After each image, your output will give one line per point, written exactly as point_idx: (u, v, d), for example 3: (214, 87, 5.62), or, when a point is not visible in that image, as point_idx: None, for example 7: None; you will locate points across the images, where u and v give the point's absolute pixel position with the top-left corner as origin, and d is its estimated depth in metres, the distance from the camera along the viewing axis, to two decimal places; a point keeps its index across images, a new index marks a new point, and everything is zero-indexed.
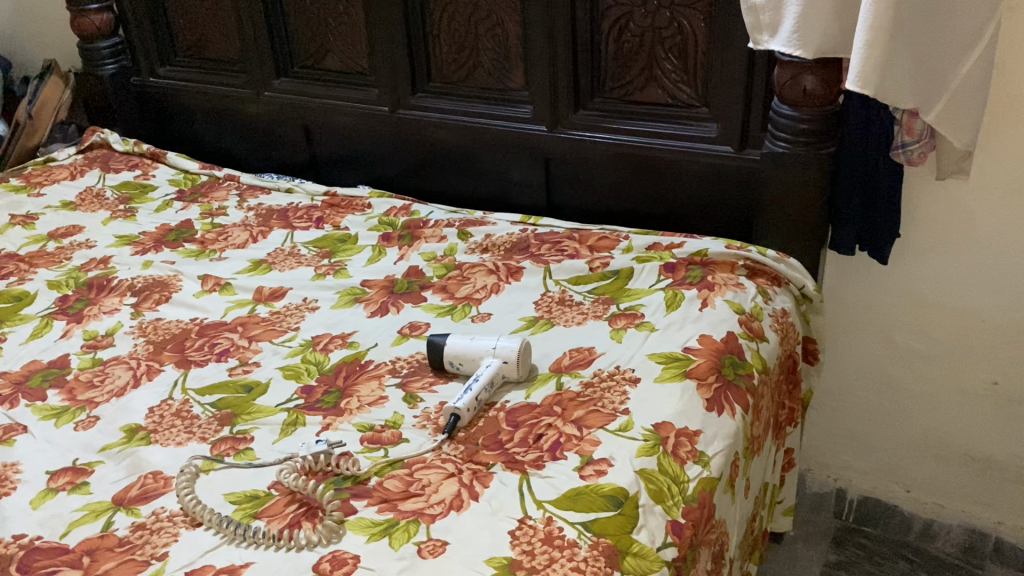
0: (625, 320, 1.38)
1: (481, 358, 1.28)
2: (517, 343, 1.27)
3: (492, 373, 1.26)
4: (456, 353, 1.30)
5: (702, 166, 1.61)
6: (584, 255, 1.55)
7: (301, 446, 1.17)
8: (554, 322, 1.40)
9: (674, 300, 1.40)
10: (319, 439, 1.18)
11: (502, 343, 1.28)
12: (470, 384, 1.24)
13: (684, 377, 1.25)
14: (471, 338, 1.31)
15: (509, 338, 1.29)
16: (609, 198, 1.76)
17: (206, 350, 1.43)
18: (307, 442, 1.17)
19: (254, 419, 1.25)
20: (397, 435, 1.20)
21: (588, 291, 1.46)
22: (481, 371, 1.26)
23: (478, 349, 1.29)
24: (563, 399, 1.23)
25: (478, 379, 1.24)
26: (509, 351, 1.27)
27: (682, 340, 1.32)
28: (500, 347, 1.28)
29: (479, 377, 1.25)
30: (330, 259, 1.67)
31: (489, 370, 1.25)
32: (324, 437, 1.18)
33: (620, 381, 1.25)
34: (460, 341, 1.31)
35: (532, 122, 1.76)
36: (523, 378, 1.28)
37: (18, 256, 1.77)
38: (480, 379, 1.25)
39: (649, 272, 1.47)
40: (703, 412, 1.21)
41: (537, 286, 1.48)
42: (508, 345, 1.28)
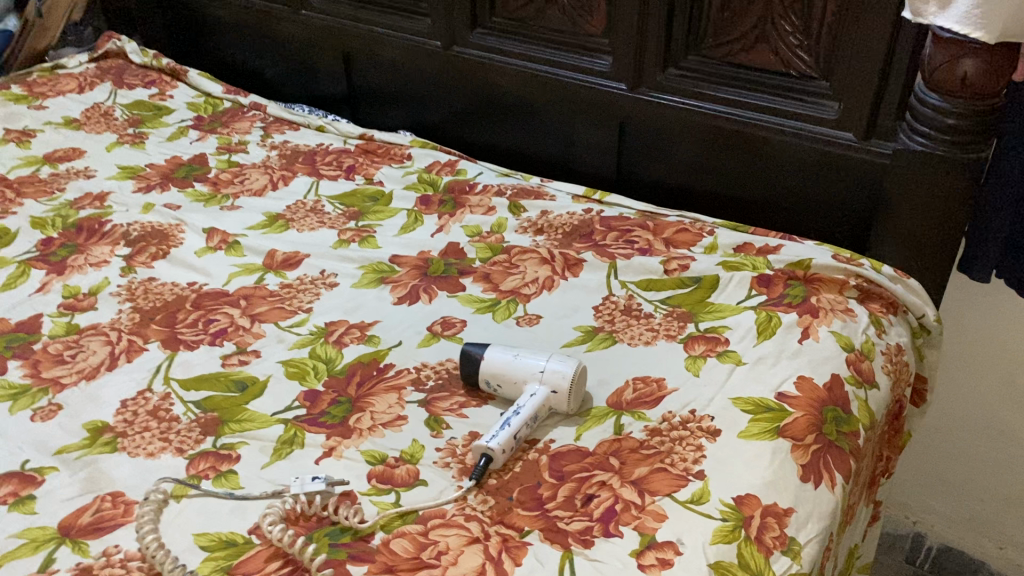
0: (704, 345, 1.12)
1: (525, 382, 1.04)
2: (572, 367, 1.03)
3: (538, 404, 1.01)
4: (494, 373, 1.06)
5: (813, 153, 1.33)
6: (657, 251, 1.29)
7: (293, 481, 0.94)
8: (616, 338, 1.14)
9: (768, 326, 1.14)
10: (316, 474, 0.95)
11: (554, 365, 1.04)
12: (510, 415, 1.00)
13: (775, 434, 1.00)
14: (514, 354, 1.06)
15: (563, 359, 1.05)
16: (690, 175, 1.48)
17: (200, 328, 1.20)
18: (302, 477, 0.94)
19: (244, 432, 1.02)
20: (413, 475, 0.97)
21: (661, 301, 1.20)
22: (524, 399, 1.02)
23: (523, 369, 1.04)
24: (622, 451, 0.98)
25: (519, 411, 1.00)
26: (562, 378, 1.02)
27: (775, 383, 1.06)
28: (550, 371, 1.03)
29: (521, 407, 1.01)
30: (357, 221, 1.43)
31: (535, 401, 1.01)
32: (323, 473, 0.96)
33: (695, 433, 1.00)
34: (500, 357, 1.06)
35: (611, 77, 1.48)
36: (575, 412, 1.04)
37: (7, 181, 1.55)
38: (522, 411, 1.01)
39: (737, 284, 1.21)
40: (795, 484, 0.96)
41: (598, 287, 1.23)
42: (561, 370, 1.03)
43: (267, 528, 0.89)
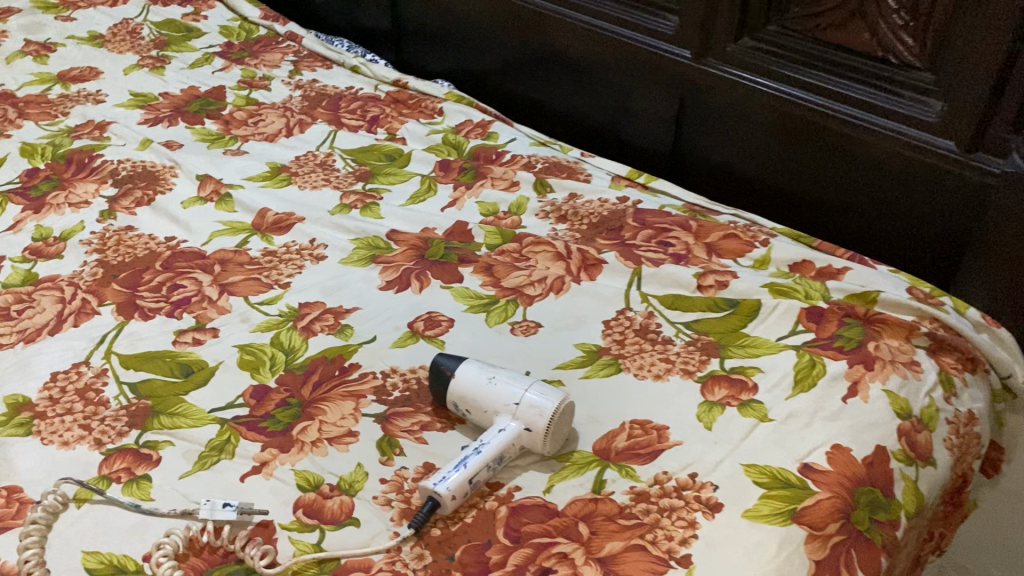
0: (725, 390, 0.93)
1: (497, 412, 0.87)
2: (554, 404, 0.85)
3: (506, 443, 0.85)
4: (463, 396, 0.89)
5: (901, 160, 1.09)
6: (695, 259, 1.08)
7: (204, 502, 0.81)
8: (622, 365, 0.96)
9: (808, 375, 0.93)
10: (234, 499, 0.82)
11: (534, 398, 0.87)
12: (470, 452, 0.85)
13: (788, 519, 0.81)
14: (490, 374, 0.89)
15: (546, 389, 0.87)
16: (755, 165, 1.27)
17: (162, 293, 1.07)
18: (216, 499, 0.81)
19: (173, 431, 0.90)
20: (346, 512, 0.82)
21: (686, 324, 1.00)
22: (491, 434, 0.86)
23: (497, 397, 0.88)
24: (595, 516, 0.82)
25: (481, 449, 0.84)
26: (539, 416, 0.85)
27: (802, 452, 0.87)
28: (528, 404, 0.86)
29: (485, 443, 0.85)
30: (365, 183, 1.27)
31: (502, 439, 0.85)
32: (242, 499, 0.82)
33: (688, 506, 0.82)
34: (474, 376, 0.90)
35: (675, 42, 1.27)
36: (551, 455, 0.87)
37: (13, 99, 1.45)
38: (485, 449, 0.84)
39: (781, 315, 1.00)
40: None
41: (615, 297, 1.04)
42: (540, 405, 0.86)
43: (155, 558, 0.77)
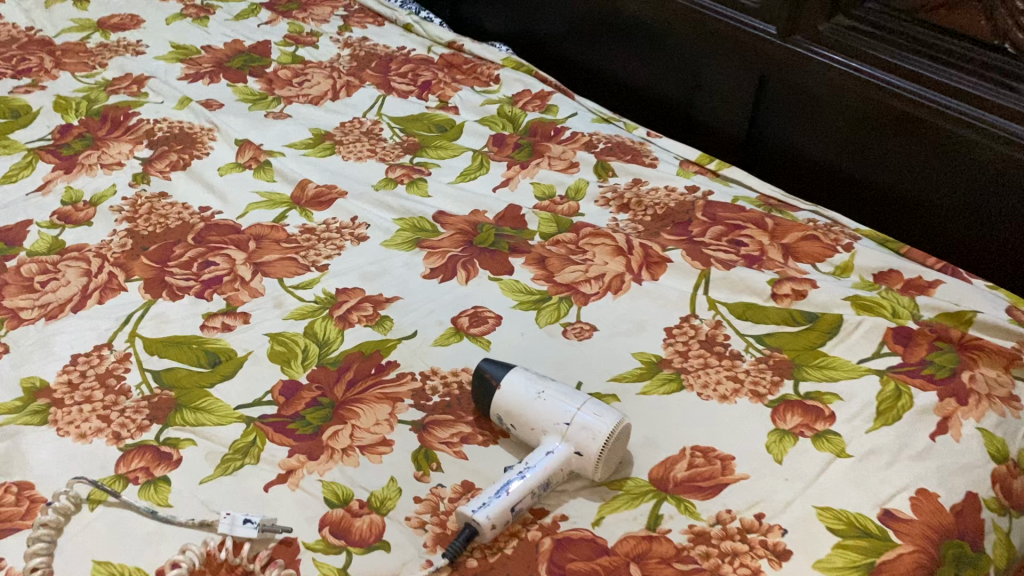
0: (799, 418, 0.84)
1: (546, 431, 0.79)
2: (608, 426, 0.77)
3: (553, 466, 0.77)
4: (508, 410, 0.81)
5: (1009, 163, 0.97)
6: (770, 262, 0.98)
7: (224, 514, 0.75)
8: (685, 381, 0.87)
9: (892, 406, 0.84)
10: (257, 514, 0.76)
11: (587, 418, 0.79)
12: (513, 475, 0.77)
13: (865, 572, 0.72)
14: (539, 389, 0.82)
15: (600, 408, 0.79)
16: (840, 156, 1.15)
17: (192, 270, 1.01)
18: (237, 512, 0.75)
19: (196, 428, 0.83)
20: (376, 533, 0.76)
21: (756, 338, 0.91)
22: (538, 455, 0.78)
23: (547, 415, 0.80)
24: (649, 558, 0.74)
25: (525, 473, 0.76)
26: (591, 439, 0.77)
27: (883, 495, 0.78)
28: (580, 425, 0.78)
29: (531, 466, 0.77)
30: (413, 156, 1.19)
31: (550, 462, 0.77)
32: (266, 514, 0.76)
33: (753, 551, 0.74)
34: (521, 389, 0.82)
35: (760, 16, 1.15)
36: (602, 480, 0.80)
37: (50, 46, 1.39)
38: (530, 473, 0.77)
39: (864, 334, 0.90)
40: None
41: (679, 302, 0.94)
42: (593, 427, 0.78)
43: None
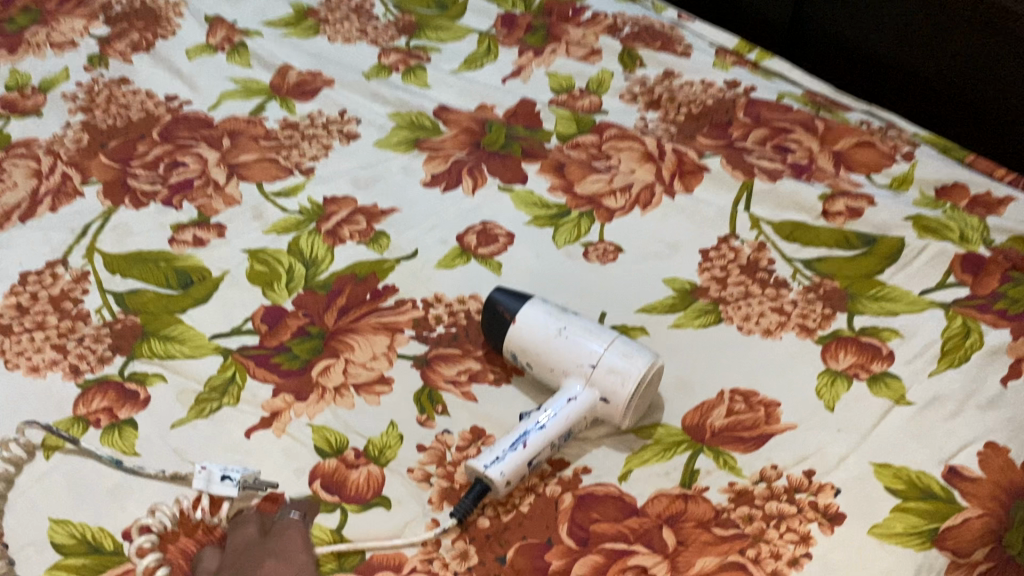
0: (853, 357, 0.74)
1: (567, 373, 0.70)
2: (639, 370, 0.67)
3: (576, 415, 0.68)
4: (525, 347, 0.71)
5: None
6: (819, 173, 0.87)
7: (200, 467, 0.65)
8: (723, 313, 0.77)
9: (959, 346, 0.74)
10: (238, 466, 0.66)
11: (614, 360, 0.68)
12: (530, 424, 0.67)
13: (927, 540, 0.64)
14: (559, 324, 0.71)
15: (629, 348, 0.69)
16: (895, 46, 1.00)
17: (158, 172, 0.88)
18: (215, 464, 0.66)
19: (166, 362, 0.73)
20: (374, 488, 0.66)
21: (805, 263, 0.80)
22: (558, 402, 0.68)
23: (568, 355, 0.70)
24: (683, 521, 0.65)
25: (544, 424, 0.67)
26: (620, 385, 0.67)
27: (948, 450, 0.69)
28: (607, 367, 0.68)
29: (550, 414, 0.67)
30: (410, 38, 1.05)
31: (572, 411, 0.67)
32: (248, 467, 0.67)
33: (801, 514, 0.65)
34: (539, 325, 0.71)
35: None
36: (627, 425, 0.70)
37: None
38: (550, 423, 0.67)
39: (929, 262, 0.79)
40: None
41: (717, 220, 0.83)
42: (622, 370, 0.68)
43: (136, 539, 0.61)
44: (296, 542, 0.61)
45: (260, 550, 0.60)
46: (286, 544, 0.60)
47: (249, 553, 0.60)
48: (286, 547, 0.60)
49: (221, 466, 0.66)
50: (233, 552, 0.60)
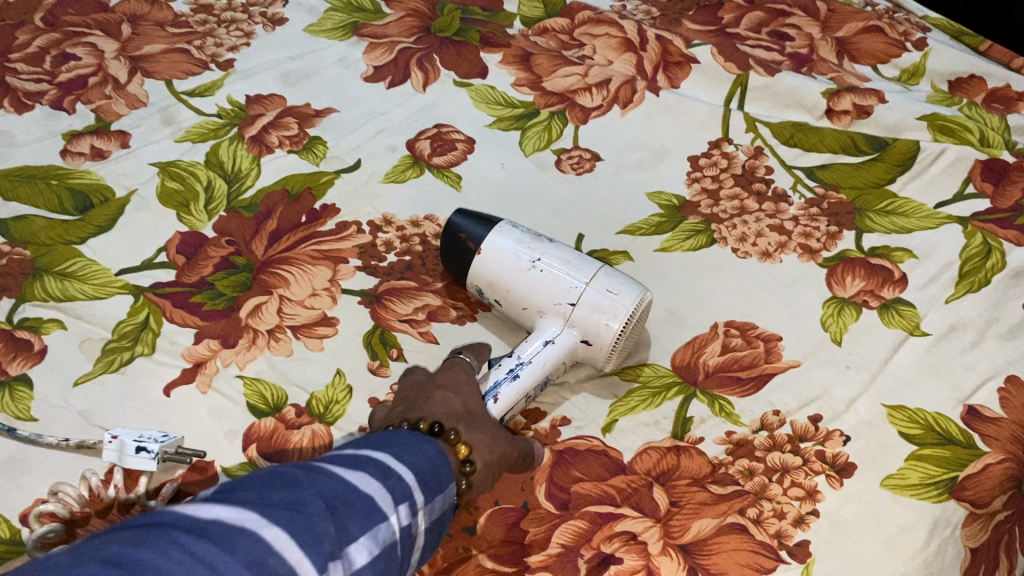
0: (861, 282, 0.65)
1: (543, 312, 0.61)
2: (626, 310, 0.59)
3: (554, 362, 0.60)
4: (493, 283, 0.62)
5: None
6: (821, 64, 0.77)
7: (109, 437, 0.54)
8: (716, 234, 0.68)
9: (980, 267, 0.66)
10: (156, 432, 0.55)
11: (597, 298, 0.60)
12: (502, 374, 0.58)
13: (944, 492, 0.56)
14: (532, 255, 0.61)
15: (614, 281, 0.60)
16: None
17: (44, 67, 0.74)
18: (127, 431, 0.55)
19: (64, 305, 0.61)
20: (320, 451, 0.57)
21: (808, 171, 0.71)
22: (534, 347, 0.60)
23: (544, 292, 0.61)
24: (676, 478, 0.57)
25: (518, 374, 0.58)
26: (604, 327, 0.59)
27: (967, 387, 0.61)
28: (588, 307, 0.60)
29: (524, 361, 0.59)
30: None
31: (549, 358, 0.59)
32: (168, 433, 0.56)
33: (807, 466, 0.58)
34: (508, 257, 0.61)
35: None
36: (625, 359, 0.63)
37: None
38: (525, 372, 0.58)
39: (945, 170, 0.70)
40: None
41: (709, 121, 0.74)
42: (607, 310, 0.59)
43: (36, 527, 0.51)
44: (462, 378, 0.54)
45: (427, 385, 0.52)
46: (456, 379, 0.54)
47: (414, 391, 0.52)
48: (457, 383, 0.53)
49: (135, 433, 0.55)
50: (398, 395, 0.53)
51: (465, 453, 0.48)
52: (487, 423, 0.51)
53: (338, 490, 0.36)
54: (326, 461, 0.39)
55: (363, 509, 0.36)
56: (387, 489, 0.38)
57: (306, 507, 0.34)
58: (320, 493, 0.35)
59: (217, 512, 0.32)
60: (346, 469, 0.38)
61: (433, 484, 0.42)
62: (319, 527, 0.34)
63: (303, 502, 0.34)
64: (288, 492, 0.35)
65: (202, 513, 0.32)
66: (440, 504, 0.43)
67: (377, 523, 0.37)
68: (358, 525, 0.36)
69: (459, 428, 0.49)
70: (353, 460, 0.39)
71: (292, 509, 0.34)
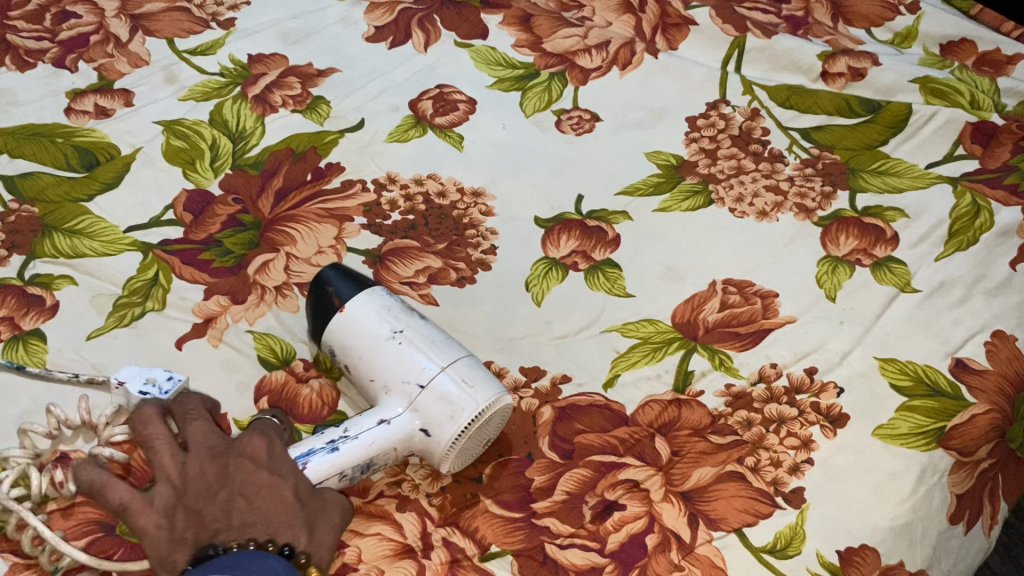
0: (855, 241, 0.67)
1: (389, 388, 0.57)
2: (476, 405, 0.55)
3: (384, 444, 0.55)
4: (346, 347, 0.58)
5: None
6: (817, 27, 0.79)
7: (115, 382, 0.55)
8: (714, 194, 0.69)
9: (969, 225, 0.68)
10: (162, 373, 0.55)
11: (448, 386, 0.56)
12: (320, 443, 0.55)
13: (932, 441, 0.59)
14: (394, 326, 0.58)
15: (471, 373, 0.56)
16: None
17: (47, 25, 0.74)
18: (133, 374, 0.55)
19: (74, 262, 0.62)
20: (328, 404, 0.59)
21: (804, 133, 0.73)
22: (365, 423, 0.55)
23: (395, 367, 0.57)
24: (677, 429, 0.59)
25: (337, 446, 0.54)
26: (445, 420, 0.55)
27: (955, 341, 0.63)
28: (436, 393, 0.56)
29: (349, 436, 0.55)
30: None
31: (377, 438, 0.55)
32: (174, 371, 0.56)
33: (802, 417, 0.60)
34: (368, 322, 0.58)
35: None
36: (499, 427, 0.58)
37: None
38: (346, 447, 0.55)
39: (936, 132, 0.72)
40: (940, 529, 0.57)
41: (707, 83, 0.76)
42: (455, 402, 0.55)
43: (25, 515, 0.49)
44: (273, 444, 0.52)
45: (241, 462, 0.51)
46: (268, 449, 0.52)
47: (226, 469, 0.51)
48: (273, 457, 0.52)
49: (141, 377, 0.55)
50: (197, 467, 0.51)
51: (316, 574, 0.49)
52: (324, 510, 0.52)
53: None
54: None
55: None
56: None
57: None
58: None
59: None
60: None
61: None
62: None
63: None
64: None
65: None
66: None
67: None
68: None
69: (303, 538, 0.50)
70: None
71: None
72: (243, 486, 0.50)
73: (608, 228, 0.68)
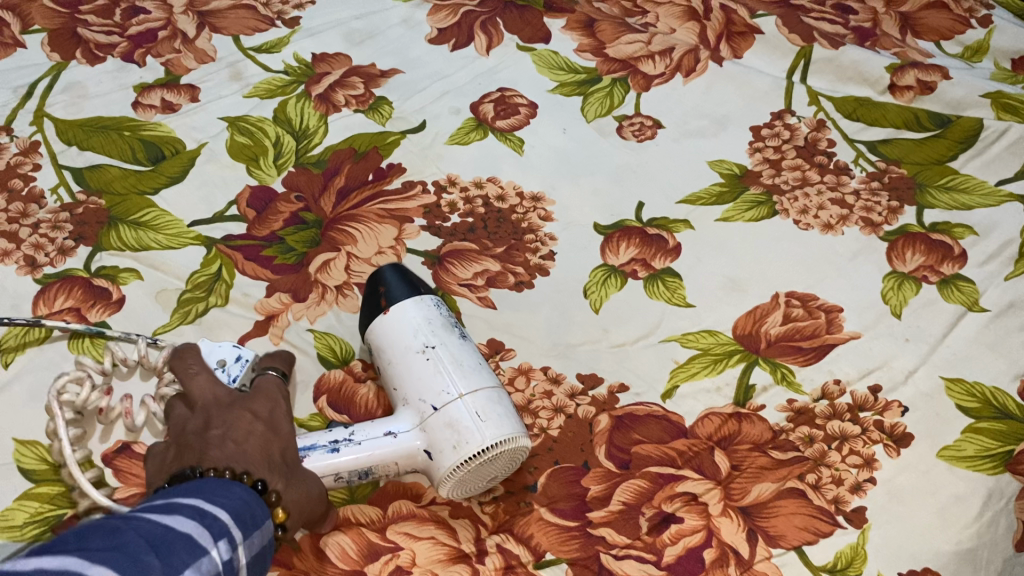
0: (921, 257, 0.66)
1: (406, 402, 0.56)
2: (482, 441, 0.53)
3: (385, 456, 0.55)
4: (382, 349, 0.57)
5: None
6: (884, 39, 0.78)
7: None
8: (777, 205, 0.68)
9: None
10: (231, 356, 0.57)
11: (460, 415, 0.54)
12: (324, 441, 0.55)
13: (1000, 465, 0.57)
14: (427, 341, 0.56)
15: (486, 407, 0.54)
16: None
17: (115, 20, 0.75)
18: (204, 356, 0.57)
19: (139, 255, 0.62)
20: (383, 405, 0.59)
21: (870, 146, 0.72)
22: (372, 431, 0.55)
23: (417, 383, 0.56)
24: (737, 443, 0.58)
25: (337, 448, 0.54)
26: (448, 450, 0.54)
27: None
28: (446, 419, 0.54)
29: (353, 440, 0.55)
30: None
31: (378, 449, 0.54)
32: (243, 352, 0.57)
33: (865, 435, 0.59)
34: (405, 331, 0.57)
35: None
36: (517, 462, 0.56)
37: None
38: (348, 450, 0.55)
39: (1007, 149, 0.71)
40: (1006, 555, 0.55)
41: (772, 93, 0.75)
42: (462, 432, 0.54)
43: (61, 418, 0.51)
44: (277, 407, 0.53)
45: (239, 412, 0.51)
46: (269, 412, 0.52)
47: (226, 417, 0.51)
48: (273, 418, 0.52)
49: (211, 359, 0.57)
50: (198, 416, 0.51)
51: (282, 517, 0.48)
52: (304, 478, 0.52)
53: (156, 531, 0.36)
54: (133, 510, 0.38)
55: (185, 543, 0.37)
56: (204, 526, 0.39)
57: (128, 545, 0.34)
58: (140, 532, 0.35)
59: (38, 560, 0.31)
60: (158, 514, 0.38)
61: (250, 519, 0.43)
62: (144, 559, 0.34)
63: (125, 541, 0.34)
64: (108, 536, 0.34)
65: (23, 564, 0.31)
66: (261, 537, 0.44)
67: (201, 556, 0.37)
68: (182, 557, 0.36)
69: (279, 488, 0.49)
70: (164, 505, 0.39)
71: (113, 547, 0.33)
72: (233, 431, 0.50)
73: (669, 237, 0.67)
